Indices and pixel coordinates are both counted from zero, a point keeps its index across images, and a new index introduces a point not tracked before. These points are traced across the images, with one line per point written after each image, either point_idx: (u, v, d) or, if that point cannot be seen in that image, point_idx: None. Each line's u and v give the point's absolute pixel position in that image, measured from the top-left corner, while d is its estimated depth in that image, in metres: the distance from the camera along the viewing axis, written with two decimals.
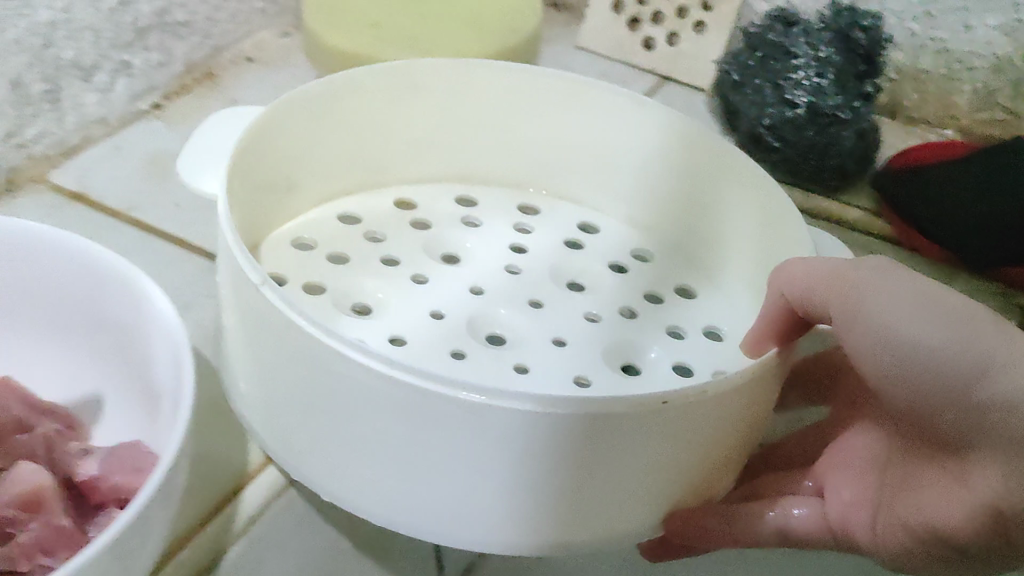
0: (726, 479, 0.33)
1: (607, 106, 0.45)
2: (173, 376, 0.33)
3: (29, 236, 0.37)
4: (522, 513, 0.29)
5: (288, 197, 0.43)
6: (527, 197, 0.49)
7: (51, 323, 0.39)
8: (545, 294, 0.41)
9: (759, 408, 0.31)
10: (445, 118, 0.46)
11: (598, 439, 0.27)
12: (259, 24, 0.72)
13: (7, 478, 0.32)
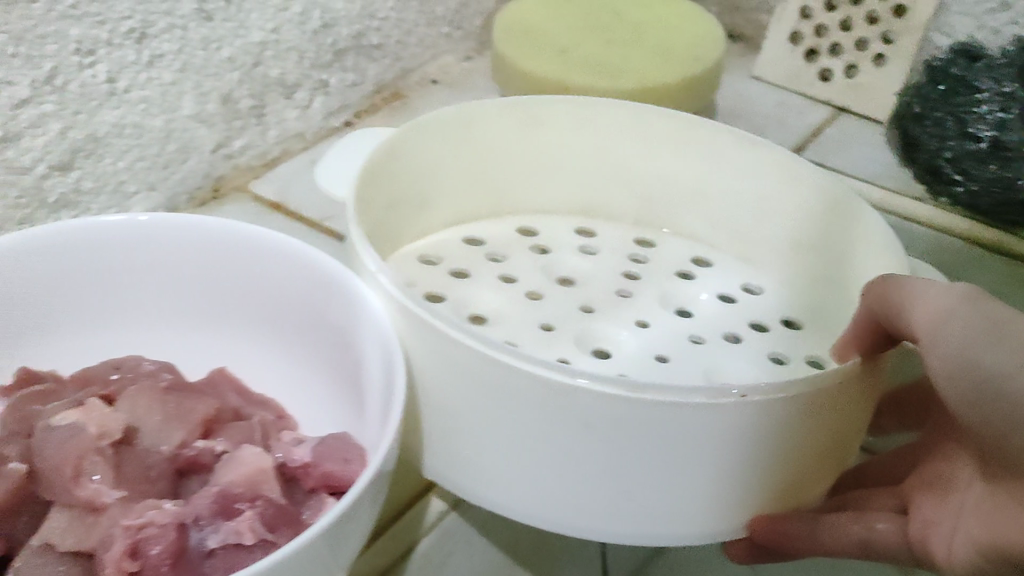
0: (819, 484, 0.37)
1: (714, 145, 0.52)
2: (384, 376, 0.37)
3: (259, 243, 0.41)
4: (622, 505, 0.34)
5: (423, 213, 0.51)
6: (644, 233, 0.55)
7: (269, 321, 0.43)
8: (654, 317, 0.47)
9: (844, 418, 0.35)
10: (565, 155, 0.54)
11: (682, 430, 0.32)
12: (446, 49, 0.74)
13: (234, 460, 0.36)
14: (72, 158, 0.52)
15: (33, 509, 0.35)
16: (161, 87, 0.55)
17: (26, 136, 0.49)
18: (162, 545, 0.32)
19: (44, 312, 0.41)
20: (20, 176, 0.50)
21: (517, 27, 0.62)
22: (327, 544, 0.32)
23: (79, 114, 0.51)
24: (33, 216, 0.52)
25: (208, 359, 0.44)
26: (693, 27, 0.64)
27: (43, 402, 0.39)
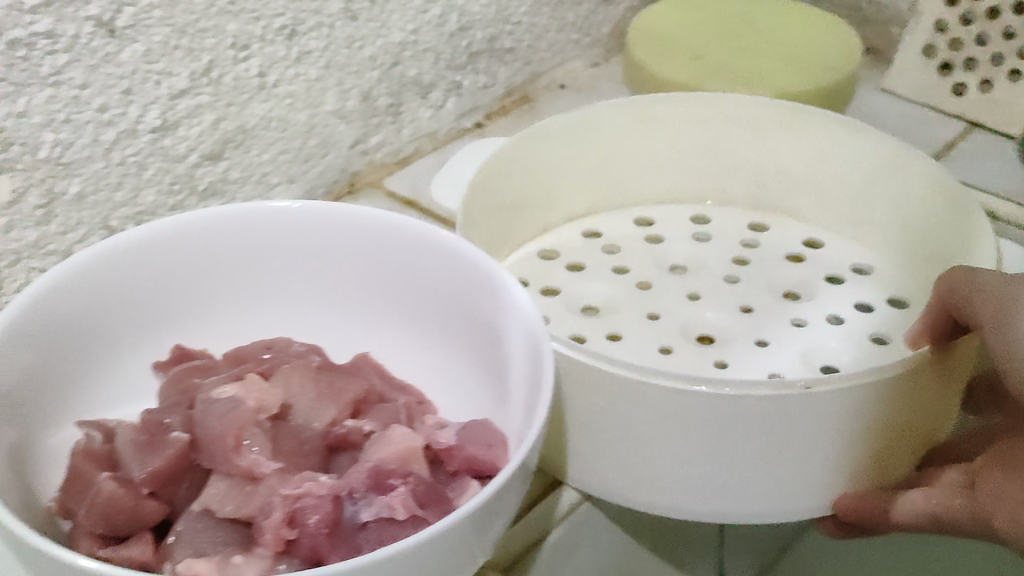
0: (905, 463, 0.43)
1: (819, 136, 0.56)
2: (532, 364, 0.38)
3: (408, 235, 0.42)
4: (735, 468, 0.40)
5: (542, 211, 0.56)
6: (760, 217, 0.59)
7: (404, 314, 0.44)
8: (757, 302, 0.51)
9: (918, 402, 0.40)
10: (678, 151, 0.58)
11: (769, 416, 0.38)
12: (574, 54, 0.76)
13: (385, 440, 0.37)
14: (222, 147, 0.54)
15: (194, 477, 0.37)
16: (307, 83, 0.57)
17: (182, 125, 0.52)
18: (320, 515, 0.34)
19: (200, 292, 0.43)
20: (174, 163, 0.53)
21: (648, 64, 0.65)
22: (476, 529, 0.33)
23: (231, 106, 0.54)
24: (184, 202, 0.54)
25: (349, 340, 0.45)
26: (831, 64, 0.65)
27: (201, 375, 0.41)
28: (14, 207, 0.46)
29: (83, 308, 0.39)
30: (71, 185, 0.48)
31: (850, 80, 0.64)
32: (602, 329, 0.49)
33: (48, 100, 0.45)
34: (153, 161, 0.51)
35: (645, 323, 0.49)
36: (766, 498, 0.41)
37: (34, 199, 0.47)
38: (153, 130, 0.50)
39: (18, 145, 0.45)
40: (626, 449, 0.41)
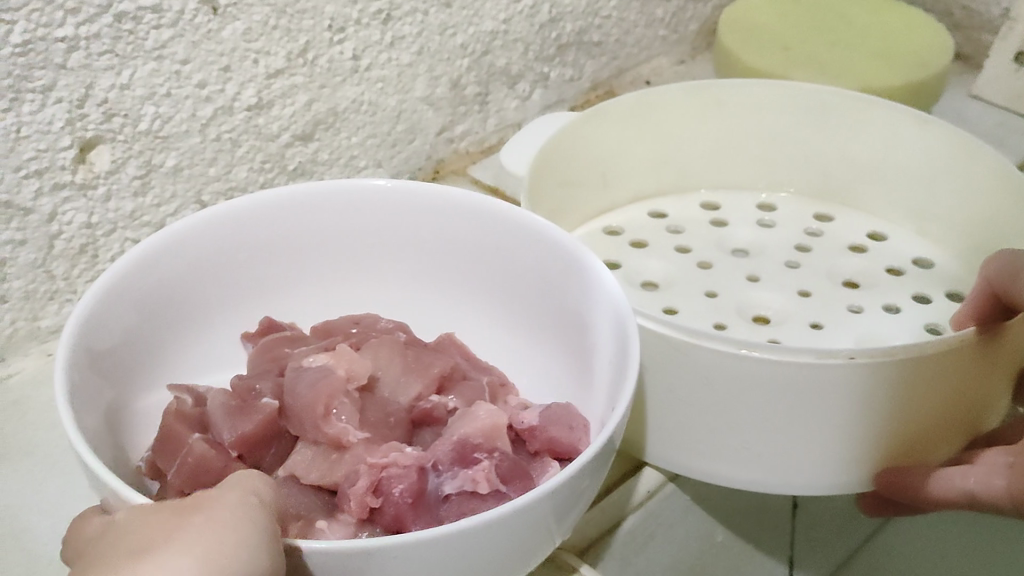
0: (947, 445, 0.43)
1: (889, 125, 0.55)
2: (618, 346, 0.38)
3: (499, 217, 0.42)
4: (789, 436, 0.40)
5: (606, 188, 0.57)
6: (826, 207, 0.59)
7: (483, 291, 0.45)
8: (815, 287, 0.51)
9: (963, 383, 0.40)
10: (746, 136, 0.58)
11: (807, 378, 0.38)
12: (661, 50, 0.76)
13: (470, 415, 0.38)
14: (313, 129, 0.56)
15: (280, 444, 0.38)
16: (399, 68, 0.58)
17: (276, 105, 0.53)
18: (405, 486, 0.34)
19: (291, 267, 0.43)
20: (267, 142, 0.54)
21: (742, 56, 0.67)
22: (557, 519, 0.33)
23: (324, 87, 0.55)
24: (275, 179, 0.55)
25: (436, 324, 0.46)
26: (918, 61, 0.65)
27: (290, 346, 0.42)
28: (113, 176, 0.48)
29: (179, 277, 0.40)
30: (169, 157, 0.50)
31: (936, 78, 0.64)
32: (658, 303, 0.49)
33: (151, 74, 0.47)
34: (246, 139, 0.53)
35: (717, 312, 0.49)
36: (818, 469, 0.42)
37: (132, 170, 0.49)
38: (249, 107, 0.52)
39: (121, 117, 0.47)
40: (686, 415, 0.41)
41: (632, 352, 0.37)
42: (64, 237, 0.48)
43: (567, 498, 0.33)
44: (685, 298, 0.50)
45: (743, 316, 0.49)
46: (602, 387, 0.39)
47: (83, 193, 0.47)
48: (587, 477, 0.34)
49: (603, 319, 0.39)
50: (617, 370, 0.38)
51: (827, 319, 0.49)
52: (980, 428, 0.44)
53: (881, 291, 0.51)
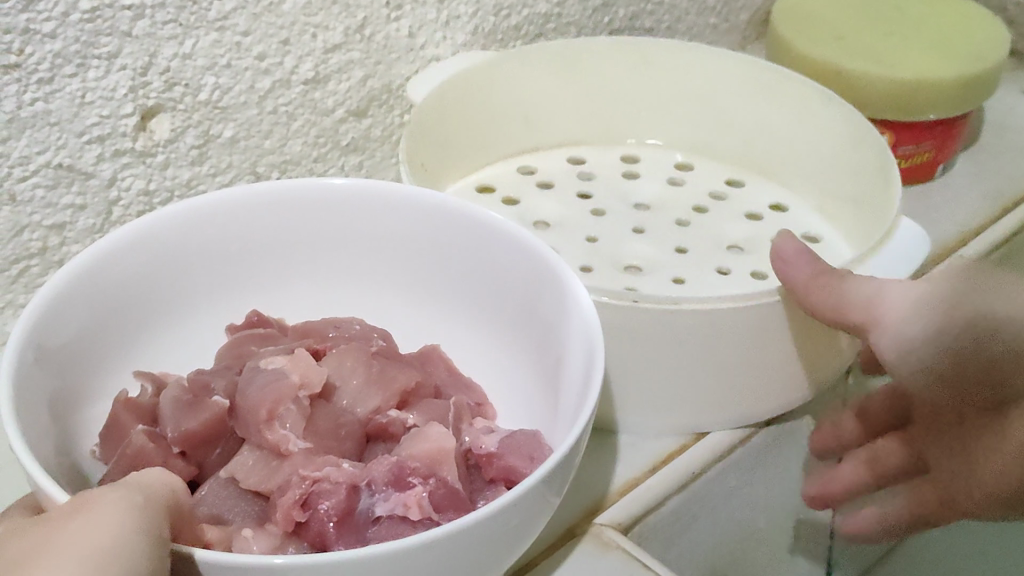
0: (786, 395, 0.48)
1: (804, 99, 0.59)
2: (584, 369, 0.37)
3: (458, 215, 0.42)
4: (636, 379, 0.45)
5: (526, 132, 0.63)
6: (743, 174, 0.63)
7: (448, 290, 0.44)
8: (693, 246, 0.57)
9: (781, 342, 0.45)
10: (677, 92, 0.63)
11: (641, 329, 0.43)
12: (711, 40, 0.76)
13: (421, 436, 0.37)
14: (367, 105, 0.58)
15: (227, 444, 0.38)
16: (453, 47, 0.61)
17: (332, 80, 0.56)
18: (332, 502, 0.34)
19: (262, 262, 0.43)
20: (322, 116, 0.57)
21: (796, 42, 0.63)
22: (490, 548, 0.33)
23: (379, 64, 0.57)
24: (327, 154, 0.58)
25: (398, 319, 0.45)
26: (973, 54, 0.61)
27: (259, 344, 0.41)
28: (172, 145, 0.50)
29: (144, 270, 0.40)
30: (226, 129, 0.52)
31: (990, 73, 0.61)
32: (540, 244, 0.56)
33: (212, 44, 0.49)
34: (302, 113, 0.55)
35: (581, 258, 0.55)
36: (664, 410, 0.47)
37: (191, 139, 0.51)
38: (306, 82, 0.54)
39: (182, 86, 0.49)
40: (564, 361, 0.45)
41: (594, 382, 0.36)
42: (122, 204, 0.50)
43: (508, 520, 0.32)
44: (560, 245, 0.56)
45: (615, 265, 0.55)
46: (563, 405, 0.39)
47: (142, 160, 0.49)
48: (529, 501, 0.33)
49: (573, 339, 0.38)
50: (576, 394, 0.37)
51: (691, 276, 0.54)
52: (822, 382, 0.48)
53: (754, 258, 0.56)
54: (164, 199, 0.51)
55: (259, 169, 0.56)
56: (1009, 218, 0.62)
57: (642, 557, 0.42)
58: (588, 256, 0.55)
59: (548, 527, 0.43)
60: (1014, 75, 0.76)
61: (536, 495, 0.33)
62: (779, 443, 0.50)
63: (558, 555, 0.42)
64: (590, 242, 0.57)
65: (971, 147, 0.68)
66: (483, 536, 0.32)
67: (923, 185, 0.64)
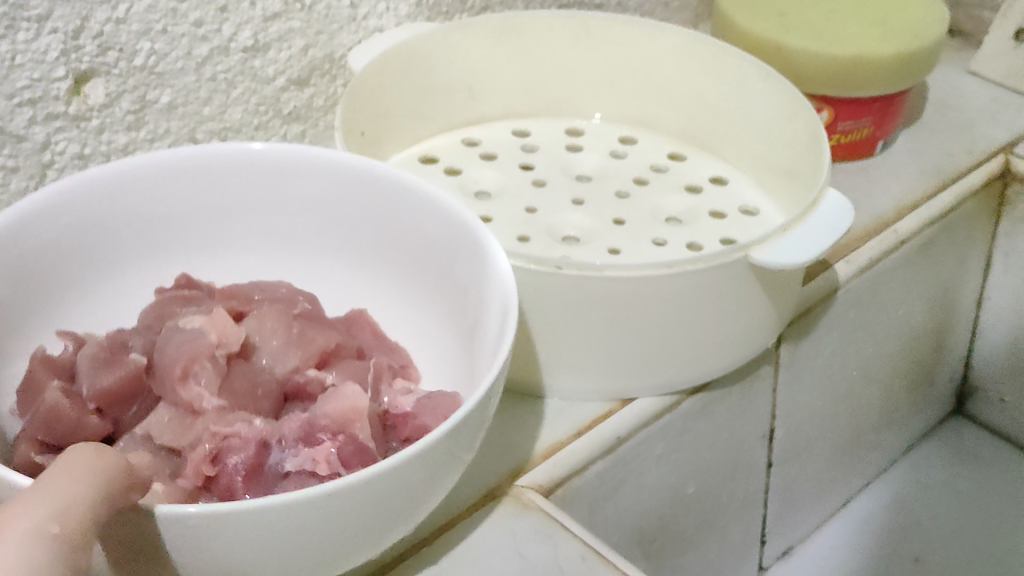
0: (714, 361, 0.48)
1: (740, 73, 0.59)
2: (499, 332, 0.38)
3: (381, 179, 0.43)
4: (562, 346, 0.46)
5: (469, 105, 0.63)
6: (685, 149, 0.64)
7: (376, 253, 0.45)
8: (631, 216, 0.57)
9: (707, 308, 0.45)
10: (619, 66, 0.63)
11: (567, 292, 0.44)
12: (663, 17, 0.76)
13: (336, 395, 0.38)
14: (309, 74, 0.59)
15: (145, 402, 0.38)
16: (396, 18, 0.61)
17: (273, 48, 0.56)
18: (242, 457, 0.35)
19: (189, 228, 0.44)
20: (262, 85, 0.57)
21: (737, 17, 0.63)
22: (395, 499, 0.33)
23: (321, 34, 0.58)
24: (269, 123, 0.58)
25: (328, 281, 0.46)
26: (911, 31, 0.62)
27: (185, 305, 0.42)
28: (106, 109, 0.50)
29: (71, 229, 0.40)
30: (163, 94, 0.52)
31: (929, 51, 0.61)
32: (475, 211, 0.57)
33: (147, 9, 0.49)
34: (242, 80, 0.55)
35: (521, 226, 0.56)
36: (592, 377, 0.47)
37: (126, 104, 0.51)
38: (245, 50, 0.55)
39: (116, 51, 0.49)
40: None
41: (507, 341, 0.36)
42: (56, 167, 0.49)
43: (415, 471, 0.33)
44: (500, 213, 0.57)
45: (555, 235, 0.56)
46: (478, 367, 0.39)
47: (76, 124, 0.49)
48: (440, 454, 0.34)
49: (491, 302, 0.39)
50: (491, 355, 0.38)
51: (626, 247, 0.55)
52: (748, 349, 0.49)
53: (694, 229, 0.57)
54: (99, 163, 0.51)
55: (198, 136, 0.56)
56: (943, 195, 0.63)
57: (561, 518, 0.43)
58: (528, 226, 0.56)
59: (470, 488, 0.44)
60: (959, 56, 0.77)
61: (448, 452, 0.34)
62: (709, 410, 0.51)
63: (478, 516, 0.43)
64: (533, 210, 0.57)
65: (913, 125, 0.69)
66: (390, 484, 0.33)
67: (863, 161, 0.65)
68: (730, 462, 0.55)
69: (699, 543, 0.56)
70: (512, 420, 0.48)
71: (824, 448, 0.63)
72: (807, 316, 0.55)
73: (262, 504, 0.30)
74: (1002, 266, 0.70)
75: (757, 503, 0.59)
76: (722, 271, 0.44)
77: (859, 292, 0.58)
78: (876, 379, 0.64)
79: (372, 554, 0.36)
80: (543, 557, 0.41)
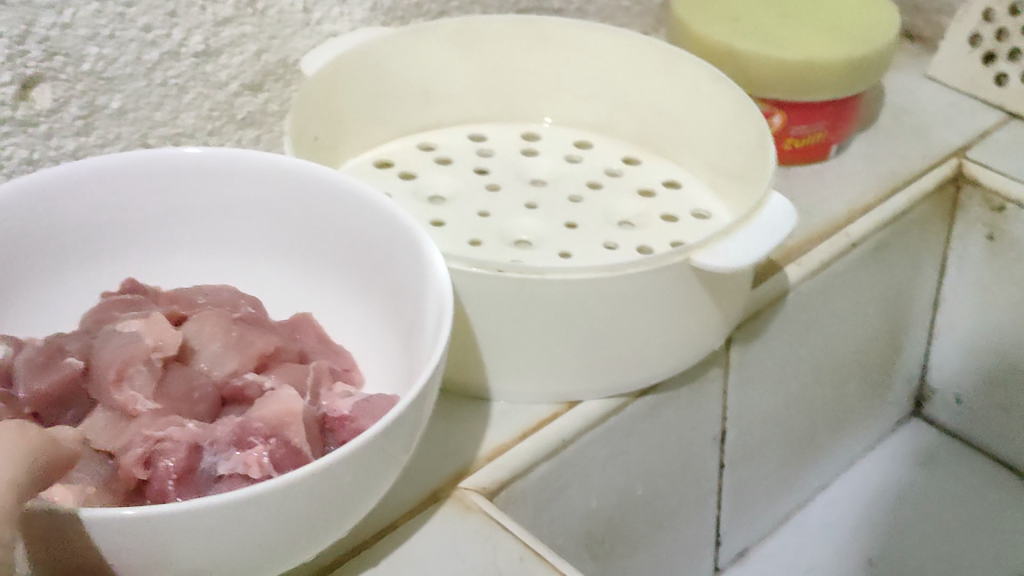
0: (660, 363, 0.48)
1: (692, 77, 0.60)
2: (435, 335, 0.38)
3: (323, 183, 0.43)
4: (505, 349, 0.46)
5: (425, 109, 0.63)
6: (640, 153, 0.65)
7: (321, 256, 0.45)
8: (583, 220, 0.58)
9: (651, 311, 0.45)
10: (574, 71, 0.64)
11: (509, 296, 0.44)
12: (623, 22, 0.77)
13: (272, 399, 0.38)
14: (262, 79, 0.59)
15: (82, 405, 0.37)
16: (351, 23, 0.61)
17: (224, 53, 0.56)
18: (174, 460, 0.35)
19: (133, 233, 0.44)
20: (215, 90, 0.57)
21: (689, 22, 0.64)
22: (326, 502, 0.33)
23: (274, 39, 0.58)
24: (222, 128, 0.58)
25: (274, 283, 0.46)
26: (862, 36, 0.63)
27: (126, 309, 0.42)
28: (55, 114, 0.50)
29: (10, 233, 0.40)
30: (112, 99, 0.52)
31: (880, 55, 0.62)
32: (427, 215, 0.57)
33: (94, 14, 0.49)
34: (194, 85, 0.56)
35: (474, 230, 0.56)
36: (537, 380, 0.47)
37: (75, 109, 0.51)
38: (196, 54, 0.55)
39: (63, 56, 0.49)
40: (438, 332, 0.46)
41: (441, 343, 0.37)
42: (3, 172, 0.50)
43: (346, 474, 0.33)
44: (453, 218, 0.57)
45: (506, 238, 0.56)
46: (416, 369, 0.40)
47: (24, 129, 0.49)
48: (371, 456, 0.34)
49: (429, 305, 0.39)
50: (427, 358, 0.38)
51: (577, 251, 0.55)
52: (694, 350, 0.49)
53: (645, 232, 0.57)
54: (48, 167, 0.51)
55: (149, 141, 0.56)
56: (896, 198, 0.63)
57: (501, 522, 0.43)
58: (481, 230, 0.56)
59: (411, 492, 0.44)
60: (916, 60, 0.78)
61: (380, 454, 0.35)
62: (656, 413, 0.51)
63: (418, 519, 0.43)
64: (487, 214, 0.58)
65: (867, 129, 0.69)
66: (322, 485, 0.33)
67: (816, 165, 0.65)
68: (680, 464, 0.55)
69: (649, 544, 0.56)
70: (458, 423, 0.48)
71: (777, 450, 0.63)
72: (756, 319, 0.55)
73: (195, 506, 0.30)
74: (957, 270, 0.70)
75: (708, 504, 0.59)
76: (664, 275, 0.44)
77: (810, 295, 0.59)
78: (829, 381, 0.65)
79: (306, 557, 0.36)
80: (481, 560, 0.41)
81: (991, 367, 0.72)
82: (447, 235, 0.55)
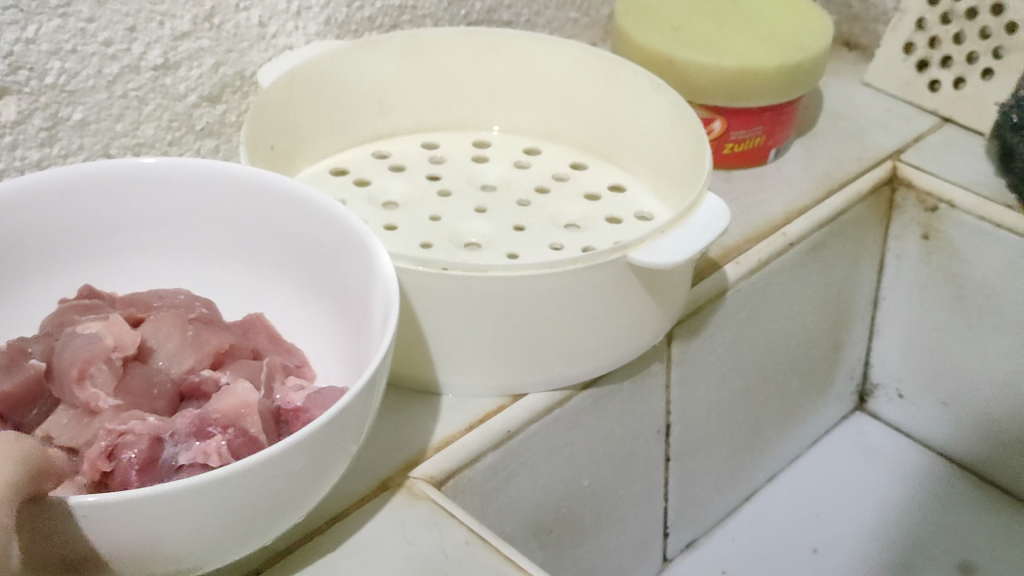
0: (603, 356, 0.51)
1: (634, 85, 0.62)
2: (381, 327, 0.40)
3: (274, 188, 0.45)
4: (452, 343, 0.48)
5: (378, 119, 0.66)
6: (586, 158, 0.67)
7: (273, 257, 0.47)
8: (531, 223, 0.60)
9: (591, 307, 0.47)
10: (521, 80, 0.66)
11: (453, 293, 0.46)
12: (573, 33, 0.79)
13: (228, 392, 0.40)
14: (220, 91, 0.61)
15: (45, 404, 0.40)
16: (306, 36, 0.63)
17: (183, 66, 0.58)
18: (136, 451, 0.37)
19: (91, 240, 0.46)
20: (174, 102, 0.59)
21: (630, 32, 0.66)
22: (277, 487, 0.36)
23: (231, 52, 0.60)
24: (183, 138, 0.60)
25: (227, 282, 0.49)
26: (796, 44, 0.65)
27: (88, 312, 0.44)
28: (19, 126, 0.52)
29: None
30: (75, 111, 0.54)
31: (812, 62, 0.65)
32: (381, 219, 0.59)
33: (56, 30, 0.51)
34: (153, 97, 0.58)
35: (426, 233, 0.58)
36: (483, 372, 0.49)
37: (39, 122, 0.53)
38: (155, 67, 0.57)
39: (26, 70, 0.51)
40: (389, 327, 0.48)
41: (387, 336, 0.39)
42: None
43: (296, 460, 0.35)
44: (405, 222, 0.59)
45: (457, 241, 0.58)
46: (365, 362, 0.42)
47: None
48: (321, 443, 0.36)
49: (376, 299, 0.41)
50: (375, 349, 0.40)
51: (524, 252, 0.57)
52: (635, 344, 0.51)
53: (590, 234, 0.59)
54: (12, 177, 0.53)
55: (111, 152, 0.58)
56: (831, 199, 0.66)
57: (448, 508, 0.45)
58: (432, 234, 0.58)
59: (364, 482, 0.46)
60: (855, 68, 0.81)
61: (331, 444, 0.37)
62: (599, 405, 0.54)
63: (370, 506, 0.45)
64: (438, 219, 0.60)
65: (806, 134, 0.72)
66: (273, 471, 0.35)
67: (757, 168, 0.68)
68: (625, 455, 0.58)
69: (598, 532, 0.59)
70: (410, 416, 0.50)
71: (722, 442, 0.66)
72: (696, 315, 0.58)
73: (152, 491, 0.32)
74: (894, 269, 0.73)
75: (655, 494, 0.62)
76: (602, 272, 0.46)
77: (749, 292, 0.61)
78: (771, 375, 0.68)
79: (260, 541, 0.38)
80: (429, 543, 0.44)
81: (928, 361, 0.75)
82: (399, 237, 0.58)
